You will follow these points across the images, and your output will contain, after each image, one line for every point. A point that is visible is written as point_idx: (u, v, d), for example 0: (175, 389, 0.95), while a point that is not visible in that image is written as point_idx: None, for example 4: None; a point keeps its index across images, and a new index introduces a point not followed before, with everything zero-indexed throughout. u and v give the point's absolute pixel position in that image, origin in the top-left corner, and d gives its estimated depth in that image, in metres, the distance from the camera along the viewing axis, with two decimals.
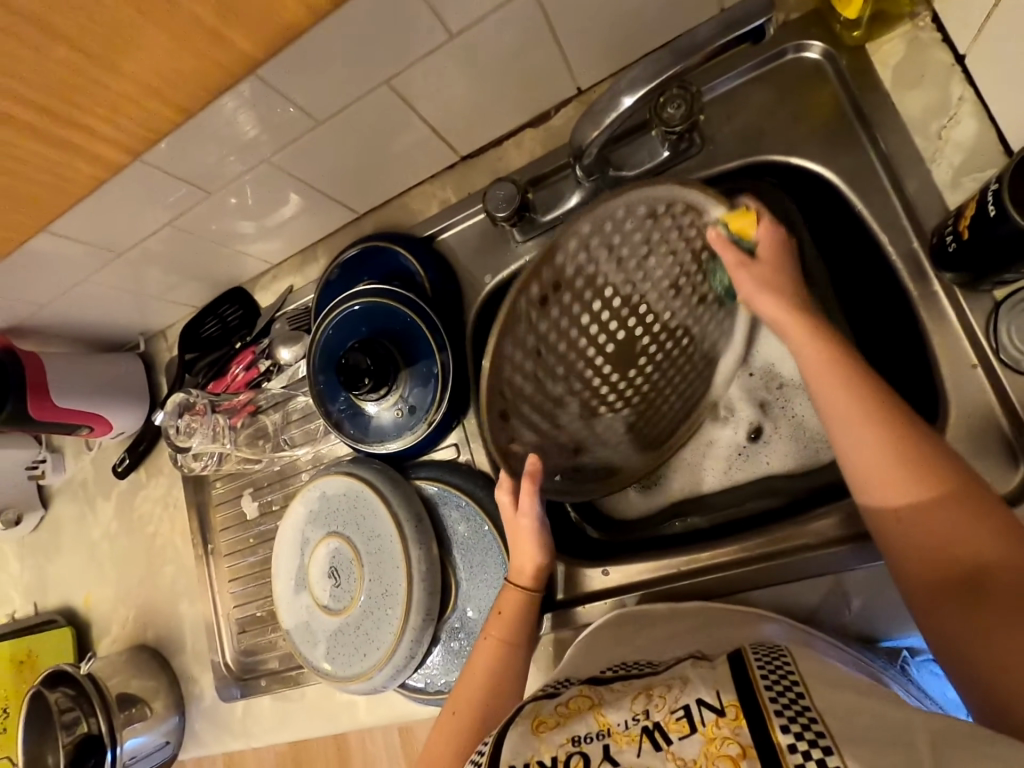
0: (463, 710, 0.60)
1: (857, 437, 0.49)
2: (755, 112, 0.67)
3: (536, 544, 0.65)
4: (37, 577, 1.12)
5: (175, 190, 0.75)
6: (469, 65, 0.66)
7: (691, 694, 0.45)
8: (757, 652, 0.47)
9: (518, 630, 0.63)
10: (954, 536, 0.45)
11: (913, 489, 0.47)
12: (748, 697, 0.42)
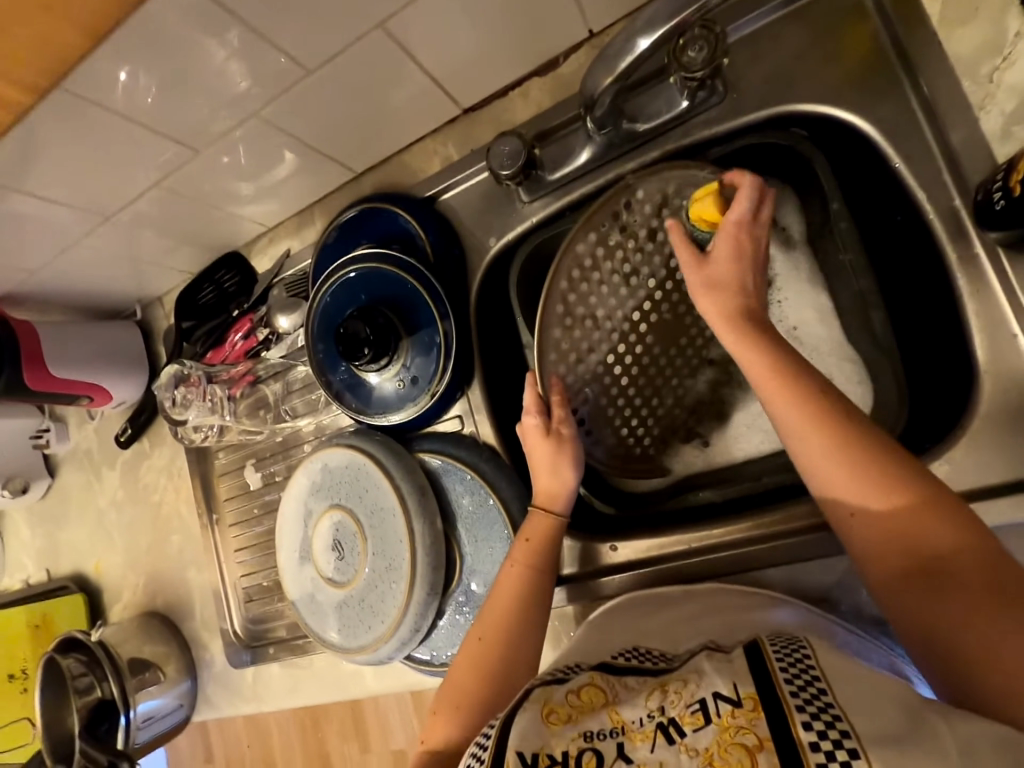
0: (490, 637, 0.58)
1: (803, 437, 0.46)
2: (785, 54, 0.61)
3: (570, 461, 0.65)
4: (48, 543, 1.13)
5: (159, 149, 0.70)
6: (471, 5, 0.60)
7: (707, 687, 0.43)
8: (775, 644, 0.44)
9: (543, 555, 0.62)
10: (908, 528, 0.42)
11: (867, 485, 0.44)
12: (767, 690, 0.40)
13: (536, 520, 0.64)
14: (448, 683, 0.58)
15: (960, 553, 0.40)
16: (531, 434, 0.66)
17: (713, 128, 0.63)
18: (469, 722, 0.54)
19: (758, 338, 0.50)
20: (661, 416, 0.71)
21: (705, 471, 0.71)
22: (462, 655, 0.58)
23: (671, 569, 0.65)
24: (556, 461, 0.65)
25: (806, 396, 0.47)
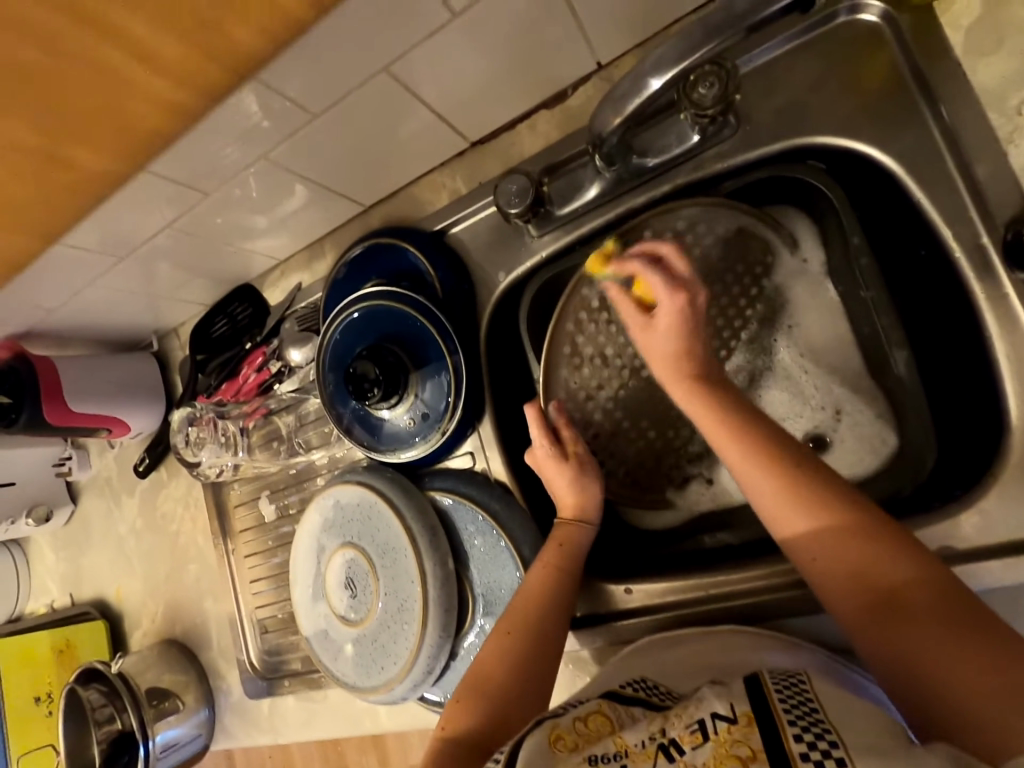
0: (519, 630, 0.58)
1: (756, 479, 0.49)
2: (800, 85, 0.59)
3: (586, 478, 0.64)
4: (71, 569, 1.16)
5: (171, 192, 0.71)
6: (475, 44, 0.60)
7: (705, 708, 0.44)
8: (775, 675, 0.45)
9: (574, 560, 0.62)
10: (859, 563, 0.44)
11: (817, 521, 0.46)
12: (763, 710, 0.42)
13: (560, 528, 0.64)
14: (474, 672, 0.57)
15: (914, 585, 0.42)
16: (546, 462, 0.65)
17: (726, 162, 0.61)
18: (484, 723, 0.53)
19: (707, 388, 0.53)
20: (668, 449, 0.71)
21: (721, 510, 0.70)
22: (486, 650, 0.58)
23: (689, 612, 0.63)
24: (578, 479, 0.64)
25: (754, 442, 0.50)
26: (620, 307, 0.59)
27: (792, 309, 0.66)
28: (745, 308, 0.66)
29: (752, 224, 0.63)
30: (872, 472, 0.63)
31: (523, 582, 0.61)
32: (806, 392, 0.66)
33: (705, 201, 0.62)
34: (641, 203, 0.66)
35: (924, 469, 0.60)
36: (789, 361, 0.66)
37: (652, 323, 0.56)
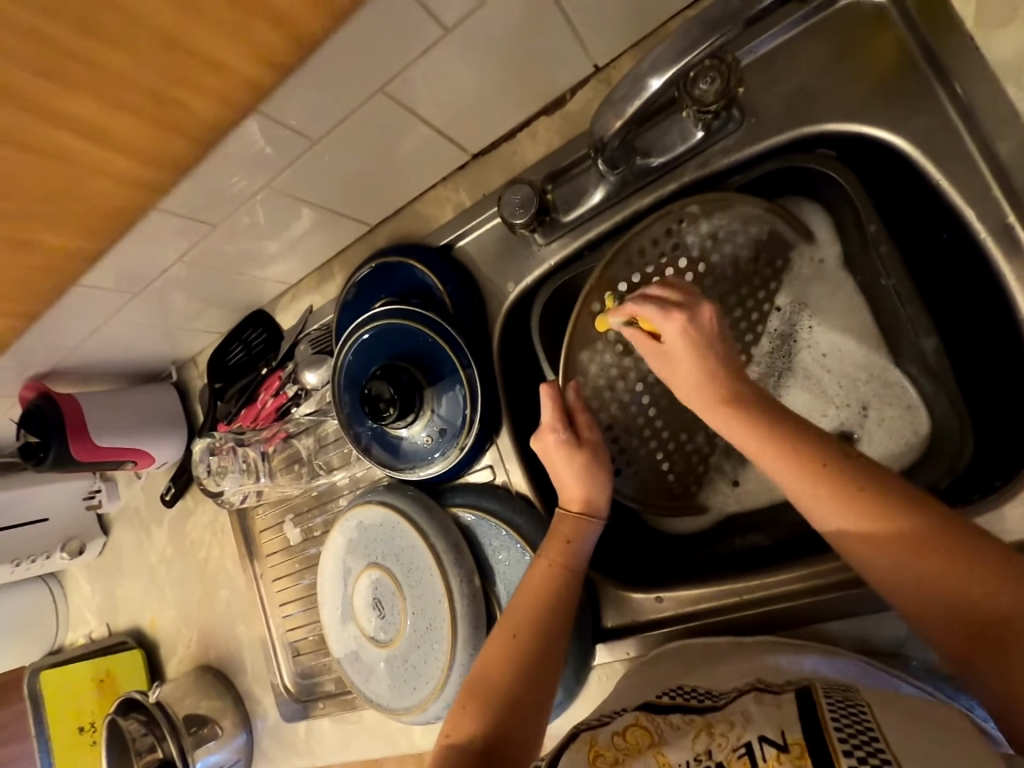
0: (524, 632, 0.56)
1: (825, 513, 0.45)
2: (806, 73, 0.57)
3: (601, 464, 0.63)
4: (106, 599, 1.18)
5: (179, 227, 0.72)
6: (470, 58, 0.59)
7: (753, 730, 0.43)
8: (832, 701, 0.44)
9: (578, 555, 0.60)
10: (931, 583, 0.42)
11: (887, 546, 0.43)
12: (815, 736, 0.41)
13: (564, 520, 0.61)
14: (474, 674, 0.55)
15: (994, 601, 0.40)
16: (556, 451, 0.62)
17: (733, 157, 0.60)
18: (496, 727, 0.51)
19: (747, 402, 0.50)
20: (692, 453, 0.69)
21: (749, 511, 0.68)
22: (490, 649, 0.56)
23: (723, 620, 0.62)
24: (585, 469, 0.62)
25: (807, 463, 0.46)
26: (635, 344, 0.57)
27: (812, 305, 0.64)
28: (763, 305, 0.65)
29: (779, 223, 0.62)
30: (906, 464, 0.61)
31: (523, 581, 0.60)
32: (828, 389, 0.64)
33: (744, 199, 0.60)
34: (648, 204, 0.64)
35: (963, 459, 0.59)
36: (810, 360, 0.64)
37: (665, 349, 0.55)
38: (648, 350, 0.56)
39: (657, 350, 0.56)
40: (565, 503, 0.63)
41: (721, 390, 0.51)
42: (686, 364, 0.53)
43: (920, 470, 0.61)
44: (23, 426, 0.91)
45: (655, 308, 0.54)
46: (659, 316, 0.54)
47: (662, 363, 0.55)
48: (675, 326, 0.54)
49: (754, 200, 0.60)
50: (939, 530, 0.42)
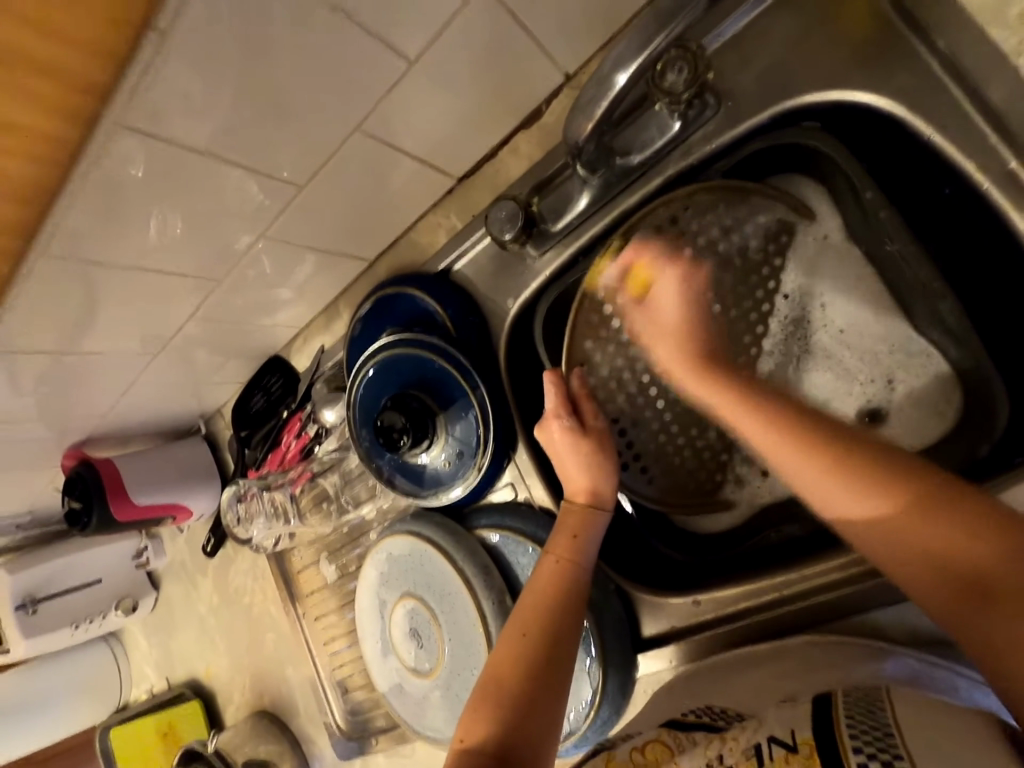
0: (533, 630, 0.55)
1: (812, 482, 0.46)
2: (776, 49, 0.56)
3: (607, 456, 0.62)
4: (164, 653, 1.21)
5: (186, 286, 0.75)
6: (440, 86, 0.60)
7: (763, 733, 0.42)
8: (849, 700, 0.42)
9: (585, 551, 0.58)
10: (927, 543, 0.41)
11: (876, 510, 0.43)
12: (825, 736, 0.39)
13: (571, 513, 0.60)
14: (486, 678, 0.54)
15: (1001, 562, 0.38)
16: (561, 439, 0.62)
17: (715, 142, 0.59)
18: (514, 728, 0.50)
19: (728, 382, 0.54)
20: (713, 450, 0.67)
21: (781, 502, 0.65)
22: (499, 651, 0.55)
23: (765, 619, 0.59)
24: (590, 459, 0.61)
25: (782, 421, 0.49)
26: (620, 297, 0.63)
27: (822, 283, 0.61)
28: (769, 286, 0.63)
29: (773, 202, 0.60)
30: (939, 435, 0.59)
31: (530, 579, 0.59)
32: (851, 366, 0.61)
33: (734, 183, 0.59)
34: (634, 202, 0.63)
35: (999, 425, 0.57)
36: (827, 339, 0.62)
37: (655, 310, 0.61)
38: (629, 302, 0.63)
39: (640, 303, 0.62)
40: (572, 495, 0.62)
41: (693, 345, 0.58)
42: (672, 314, 0.60)
43: (958, 439, 0.58)
44: (67, 494, 0.95)
45: (657, 252, 0.60)
46: (657, 263, 0.60)
47: (642, 312, 0.61)
48: (671, 278, 0.60)
49: (746, 184, 0.59)
50: (936, 492, 0.42)
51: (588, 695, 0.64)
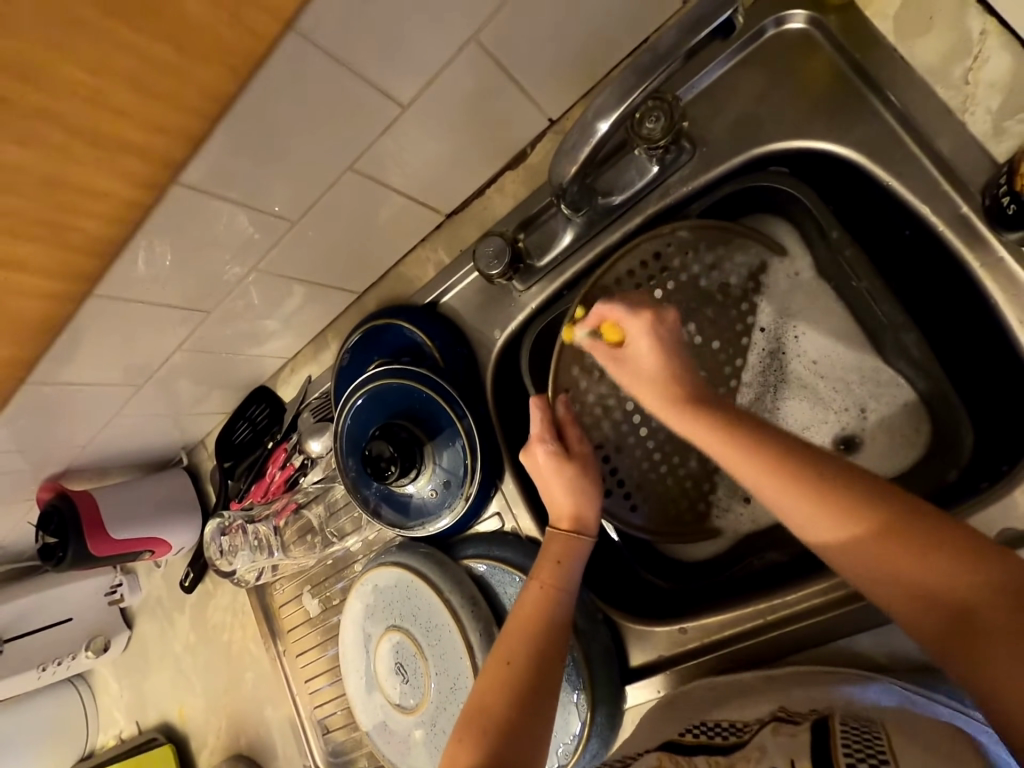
0: (519, 659, 0.55)
1: (795, 505, 0.46)
2: (746, 100, 0.60)
3: (592, 481, 0.63)
4: (135, 695, 1.16)
5: (176, 317, 0.75)
6: (431, 130, 0.63)
7: (767, 762, 0.43)
8: (846, 726, 0.44)
9: (569, 575, 0.59)
10: (898, 562, 0.42)
11: (857, 540, 0.44)
12: (823, 753, 0.42)
13: (555, 541, 0.61)
14: (472, 705, 0.54)
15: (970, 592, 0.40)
16: (547, 463, 0.62)
17: (690, 185, 0.62)
18: (502, 754, 0.50)
19: (711, 416, 0.51)
20: (695, 478, 0.69)
21: (761, 530, 0.67)
22: (484, 679, 0.55)
23: (749, 645, 0.60)
24: (574, 482, 0.62)
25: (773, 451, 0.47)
26: (595, 352, 0.59)
27: (795, 319, 0.65)
28: (748, 322, 0.65)
29: (748, 241, 0.64)
30: (908, 461, 0.62)
31: (516, 605, 0.59)
32: (825, 396, 0.64)
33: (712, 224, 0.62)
34: (617, 239, 0.66)
35: (964, 450, 0.59)
36: (802, 369, 0.64)
37: (632, 355, 0.56)
38: (603, 352, 0.59)
39: (616, 355, 0.58)
40: (556, 518, 0.62)
41: (677, 392, 0.54)
42: (652, 365, 0.55)
43: (926, 465, 0.61)
44: (41, 528, 0.93)
45: (620, 307, 0.56)
46: (625, 317, 0.56)
47: (618, 365, 0.57)
48: (640, 328, 0.56)
49: (722, 224, 0.62)
50: (909, 516, 0.43)
51: (576, 729, 0.63)
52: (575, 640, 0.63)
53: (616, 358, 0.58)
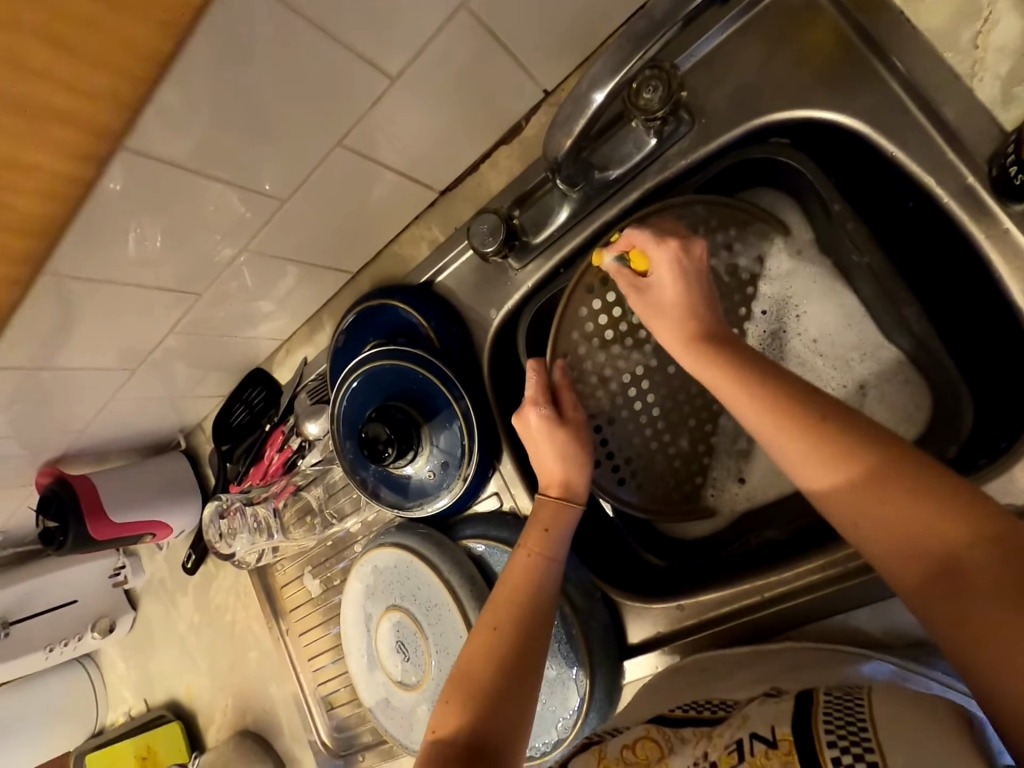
0: (505, 626, 0.55)
1: (791, 448, 0.45)
2: (747, 67, 0.58)
3: (582, 446, 0.62)
4: (142, 673, 1.18)
5: (167, 299, 0.74)
6: (422, 102, 0.61)
7: (747, 728, 0.44)
8: (829, 697, 0.43)
9: (557, 543, 0.59)
10: (903, 521, 0.40)
11: (854, 486, 0.42)
12: (803, 732, 0.41)
13: (545, 506, 0.61)
14: (458, 671, 0.55)
15: (967, 547, 0.38)
16: (538, 426, 0.62)
17: (689, 158, 0.61)
18: (482, 724, 0.50)
19: (725, 356, 0.50)
20: (694, 457, 0.69)
21: (759, 508, 0.67)
22: (471, 645, 0.55)
23: (746, 620, 0.60)
24: (564, 447, 0.61)
25: (778, 405, 0.46)
26: (619, 279, 0.58)
27: (795, 297, 0.64)
28: (749, 300, 0.64)
29: (749, 217, 0.63)
30: (910, 438, 0.61)
31: (503, 574, 0.59)
32: (825, 373, 0.63)
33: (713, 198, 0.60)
34: (614, 216, 0.65)
35: (964, 427, 0.59)
36: (801, 346, 0.64)
37: (654, 286, 0.56)
38: (627, 280, 0.57)
39: (638, 285, 0.57)
40: (545, 487, 0.62)
41: (694, 328, 0.53)
42: (673, 291, 0.54)
43: (925, 442, 0.60)
44: (41, 512, 0.93)
45: (650, 234, 0.56)
46: (653, 245, 0.55)
47: (639, 294, 0.56)
48: (665, 257, 0.55)
49: (725, 201, 0.61)
50: (903, 467, 0.41)
51: (575, 703, 0.64)
52: (573, 616, 0.64)
53: (637, 287, 0.57)
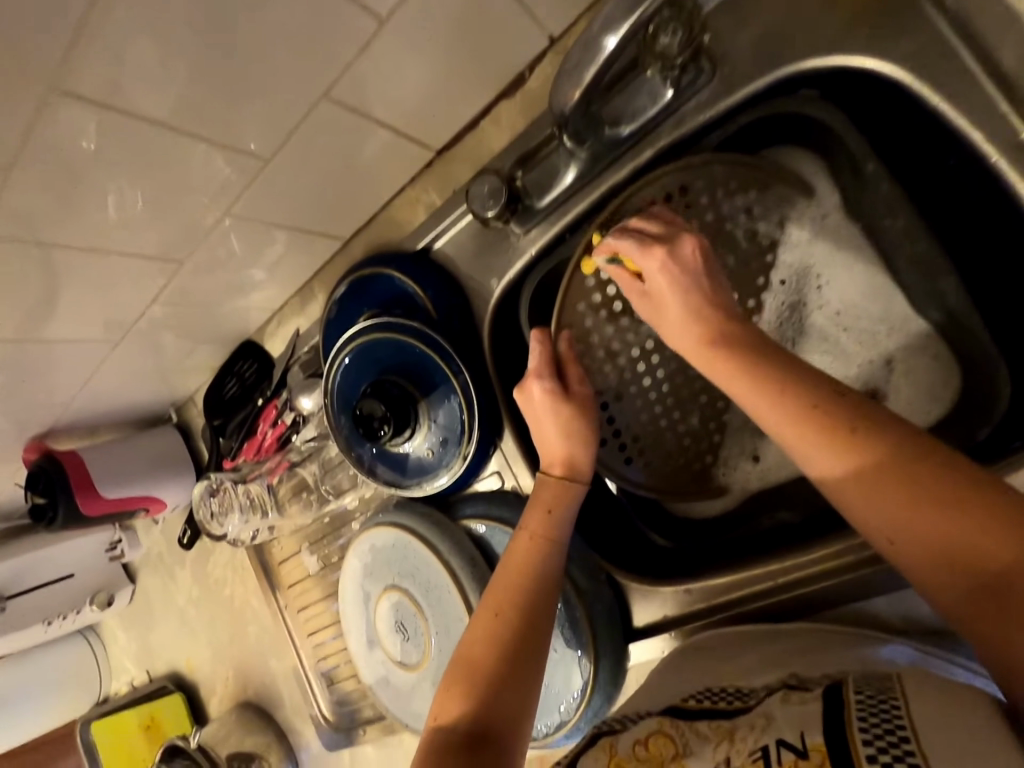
0: (507, 612, 0.53)
1: (813, 455, 0.38)
2: (777, 7, 0.52)
3: (587, 424, 0.59)
4: (144, 645, 1.18)
5: (148, 268, 0.70)
6: (417, 48, 0.55)
7: (771, 733, 0.41)
8: (861, 698, 0.40)
9: (559, 525, 0.56)
10: (944, 540, 0.34)
11: (887, 498, 0.36)
12: (837, 741, 0.38)
13: (546, 485, 0.58)
14: (460, 654, 0.53)
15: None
16: (541, 401, 0.59)
17: (708, 113, 0.55)
18: (483, 712, 0.48)
19: (735, 354, 0.43)
20: (705, 435, 0.65)
21: (773, 488, 0.64)
22: (471, 634, 0.53)
23: (757, 605, 0.58)
24: (568, 425, 0.58)
25: (796, 406, 0.39)
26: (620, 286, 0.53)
27: (819, 265, 0.59)
28: (768, 270, 0.59)
29: (773, 178, 0.57)
30: (937, 417, 0.57)
31: (503, 560, 0.57)
32: (849, 348, 0.59)
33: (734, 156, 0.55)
34: (625, 177, 0.60)
35: (998, 407, 0.55)
36: (823, 319, 0.60)
37: (649, 294, 0.50)
38: (631, 289, 0.52)
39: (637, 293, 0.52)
40: (547, 466, 0.59)
41: (703, 331, 0.46)
42: (671, 301, 0.49)
43: (954, 422, 0.57)
44: (30, 488, 0.91)
45: (633, 244, 0.51)
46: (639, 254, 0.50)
47: (641, 302, 0.51)
48: (653, 265, 0.50)
49: (748, 160, 0.56)
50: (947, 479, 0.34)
51: (580, 685, 0.63)
52: (577, 599, 0.62)
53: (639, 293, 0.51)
